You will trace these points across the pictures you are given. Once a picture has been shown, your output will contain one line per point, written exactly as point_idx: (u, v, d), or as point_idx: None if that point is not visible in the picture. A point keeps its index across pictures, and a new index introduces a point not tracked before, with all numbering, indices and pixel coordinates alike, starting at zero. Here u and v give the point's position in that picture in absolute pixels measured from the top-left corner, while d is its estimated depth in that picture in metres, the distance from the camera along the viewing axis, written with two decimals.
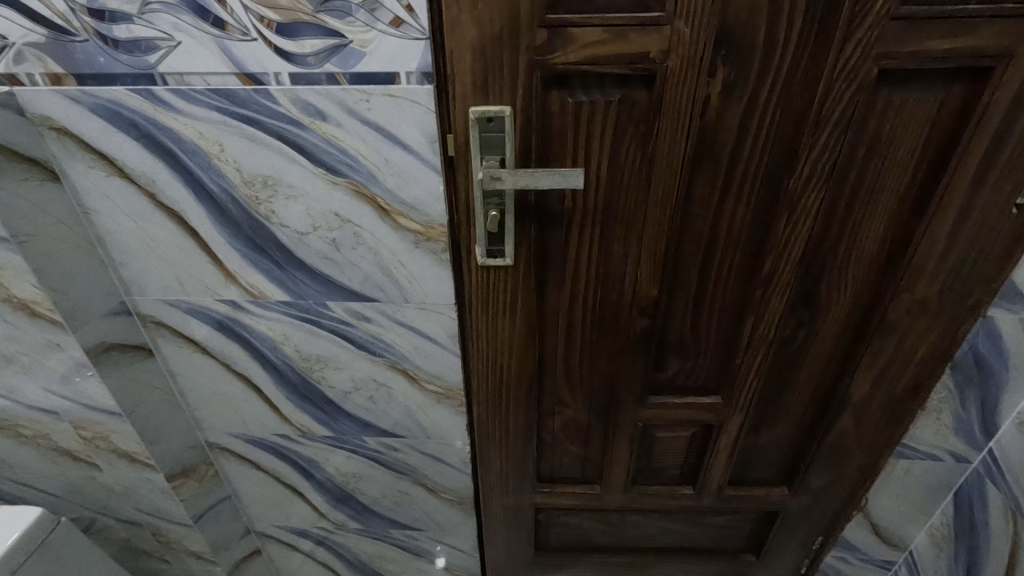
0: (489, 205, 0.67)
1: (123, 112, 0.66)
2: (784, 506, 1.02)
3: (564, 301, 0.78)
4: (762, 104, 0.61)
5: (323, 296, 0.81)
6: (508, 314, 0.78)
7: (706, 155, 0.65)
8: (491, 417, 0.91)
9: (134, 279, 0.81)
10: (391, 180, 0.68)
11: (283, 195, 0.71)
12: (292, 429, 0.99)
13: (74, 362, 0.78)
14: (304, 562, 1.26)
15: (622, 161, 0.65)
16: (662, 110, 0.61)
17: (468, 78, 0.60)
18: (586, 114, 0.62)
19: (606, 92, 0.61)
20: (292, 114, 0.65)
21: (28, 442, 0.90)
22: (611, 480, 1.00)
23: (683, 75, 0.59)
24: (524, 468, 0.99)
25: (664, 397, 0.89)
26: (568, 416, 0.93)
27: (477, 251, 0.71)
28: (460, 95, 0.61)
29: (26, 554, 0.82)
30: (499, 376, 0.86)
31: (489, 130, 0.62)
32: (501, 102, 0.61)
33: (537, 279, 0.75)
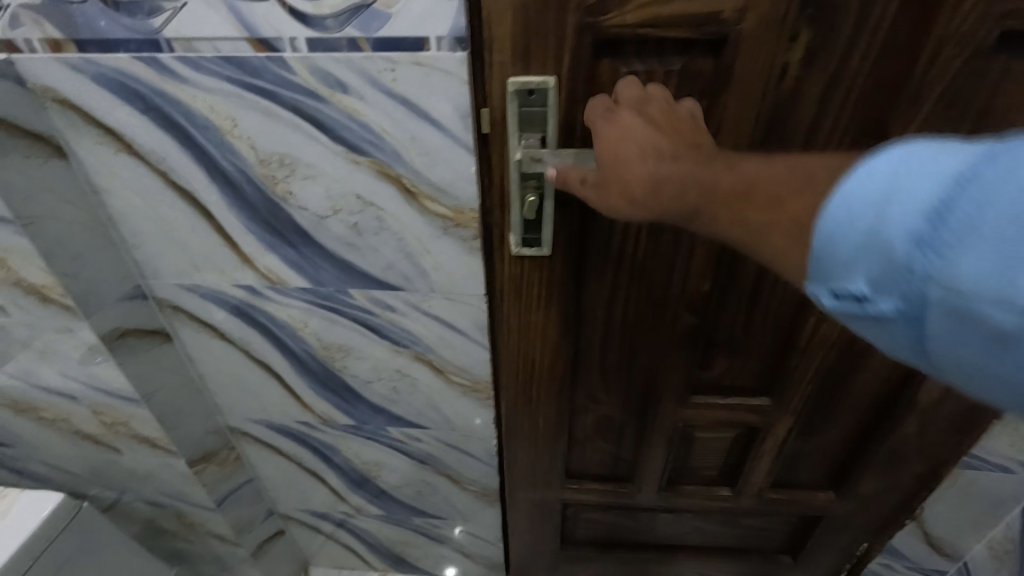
0: (526, 188, 0.60)
1: (128, 82, 0.61)
2: (827, 511, 0.96)
3: (603, 296, 0.71)
4: (852, 75, 0.52)
5: (343, 284, 0.75)
6: (542, 307, 0.72)
7: (778, 136, 0.56)
8: (520, 414, 0.87)
9: (148, 262, 0.77)
10: (418, 160, 0.62)
11: (301, 175, 0.65)
12: (313, 417, 0.96)
13: (88, 348, 0.75)
14: (326, 541, 1.26)
15: None
16: (731, 82, 0.53)
17: (507, 45, 0.53)
18: (641, 86, 0.54)
19: (665, 61, 0.53)
20: (310, 85, 0.58)
21: (49, 424, 0.88)
22: (644, 479, 0.95)
23: (759, 40, 0.51)
24: (553, 465, 0.94)
25: (707, 396, 0.82)
26: (601, 413, 0.87)
27: (511, 240, 0.65)
28: (498, 64, 0.54)
29: (49, 539, 0.81)
30: (530, 371, 0.80)
31: (530, 104, 0.56)
32: (543, 73, 0.54)
33: (575, 271, 0.69)
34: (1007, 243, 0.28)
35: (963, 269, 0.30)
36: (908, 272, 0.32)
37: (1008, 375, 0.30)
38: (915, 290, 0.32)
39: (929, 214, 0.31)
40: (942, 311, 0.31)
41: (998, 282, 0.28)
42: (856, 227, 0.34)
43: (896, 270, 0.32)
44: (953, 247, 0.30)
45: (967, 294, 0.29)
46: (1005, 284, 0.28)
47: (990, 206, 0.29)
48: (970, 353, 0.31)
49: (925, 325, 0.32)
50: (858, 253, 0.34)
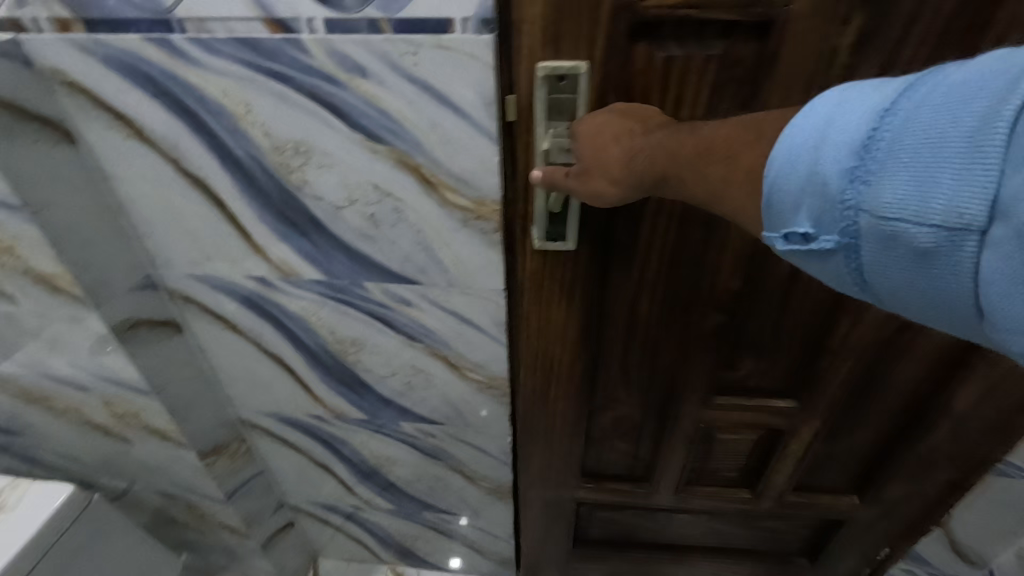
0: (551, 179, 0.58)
1: (138, 65, 0.58)
2: (851, 516, 0.94)
3: (628, 292, 0.69)
4: (907, 62, 0.48)
5: (358, 276, 0.73)
6: (564, 304, 0.70)
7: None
8: (537, 412, 0.84)
9: (160, 252, 0.75)
10: (438, 149, 0.59)
11: (316, 164, 0.63)
12: (325, 410, 0.94)
13: (98, 338, 0.74)
14: (336, 533, 1.25)
15: None
16: (776, 69, 0.50)
17: (537, 26, 0.50)
18: (677, 72, 0.51)
19: (704, 45, 0.50)
20: (328, 70, 0.56)
21: (60, 414, 0.87)
22: (661, 480, 0.93)
23: (807, 23, 0.47)
24: (569, 464, 0.92)
25: (731, 398, 0.79)
26: (619, 413, 0.85)
27: (534, 234, 0.63)
28: (526, 47, 0.52)
29: (58, 533, 0.80)
30: (548, 368, 0.78)
31: (559, 91, 0.53)
32: (574, 58, 0.51)
33: (600, 267, 0.66)
34: (916, 161, 0.31)
35: (887, 192, 0.32)
36: (843, 203, 0.34)
37: (935, 287, 0.32)
38: (849, 220, 0.34)
39: (856, 146, 0.34)
40: (877, 235, 0.33)
41: (915, 197, 0.31)
42: (800, 167, 0.36)
43: (835, 203, 0.35)
44: (876, 173, 0.33)
45: (890, 216, 0.32)
46: (920, 199, 0.31)
47: (900, 132, 0.32)
48: (905, 272, 0.33)
49: (866, 254, 0.34)
50: (802, 193, 0.36)
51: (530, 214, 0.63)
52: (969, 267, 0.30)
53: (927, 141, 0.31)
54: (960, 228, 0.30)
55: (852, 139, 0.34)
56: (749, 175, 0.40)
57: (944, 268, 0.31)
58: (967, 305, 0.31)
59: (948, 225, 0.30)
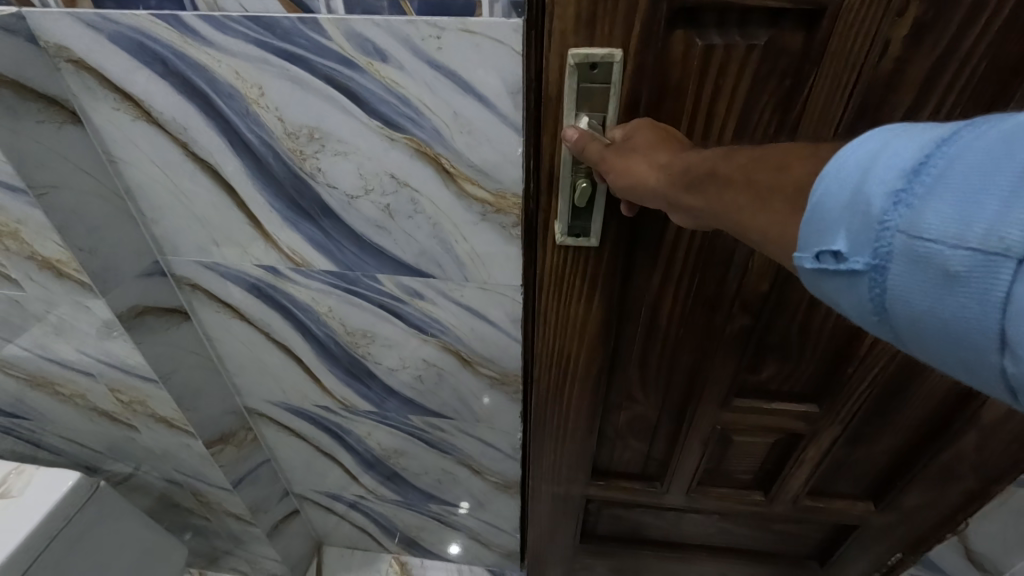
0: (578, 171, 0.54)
1: (147, 43, 0.55)
2: (865, 520, 0.94)
3: (652, 291, 0.66)
4: (967, 59, 0.45)
5: (371, 268, 0.71)
6: (582, 302, 0.67)
7: (869, 124, 0.50)
8: (549, 413, 0.82)
9: (167, 238, 0.73)
10: (459, 138, 0.57)
11: (330, 151, 0.60)
12: (333, 401, 0.93)
13: (105, 325, 0.72)
14: (341, 521, 1.25)
15: (752, 128, 0.51)
16: (823, 62, 0.47)
17: (571, 10, 0.46)
18: (718, 64, 0.47)
19: (748, 33, 0.46)
20: (345, 53, 0.53)
21: (66, 400, 0.86)
22: (674, 480, 0.92)
23: (862, 12, 0.44)
24: (581, 463, 0.91)
25: (751, 400, 0.78)
26: (635, 413, 0.83)
27: (556, 228, 0.59)
28: (557, 33, 0.48)
29: (66, 519, 0.79)
30: (563, 368, 0.75)
31: (592, 80, 0.49)
32: (610, 47, 0.48)
33: (623, 265, 0.64)
34: (974, 180, 0.23)
35: (936, 215, 0.24)
36: (879, 222, 0.26)
37: (962, 330, 0.24)
38: (885, 246, 0.26)
39: (910, 160, 0.26)
40: (908, 262, 0.25)
41: (962, 221, 0.24)
42: (838, 176, 0.28)
43: (868, 222, 0.27)
44: (926, 193, 0.25)
45: (935, 244, 0.24)
46: (967, 220, 0.23)
47: (967, 149, 0.24)
48: (927, 309, 0.25)
49: (892, 284, 0.26)
50: (837, 212, 0.28)
51: (552, 209, 0.59)
52: (1003, 305, 0.22)
53: (998, 158, 0.23)
54: (1009, 260, 0.22)
55: (907, 153, 0.26)
56: (788, 189, 0.32)
57: (973, 307, 0.23)
58: (991, 354, 0.23)
59: (992, 255, 0.22)
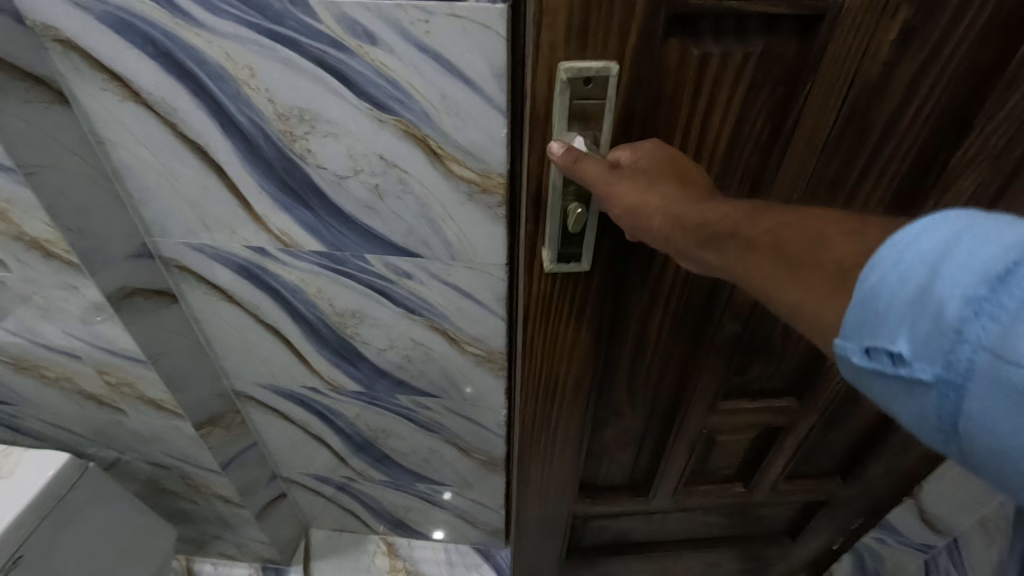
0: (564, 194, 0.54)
1: (137, 23, 0.56)
2: (834, 495, 1.00)
3: (643, 306, 0.68)
4: (948, 59, 0.48)
5: (361, 249, 0.73)
6: (571, 326, 0.67)
7: (859, 124, 0.52)
8: (541, 434, 0.81)
9: (155, 219, 0.73)
10: (447, 120, 0.59)
11: (321, 133, 0.62)
12: (321, 382, 0.95)
13: (93, 306, 0.73)
14: (328, 504, 1.27)
15: (745, 133, 0.52)
16: (820, 65, 0.49)
17: (561, 19, 0.45)
18: (715, 71, 0.48)
19: (745, 41, 0.47)
20: (336, 35, 0.55)
21: (52, 383, 0.86)
22: (662, 486, 0.97)
23: (857, 17, 0.46)
24: (571, 476, 0.91)
25: (735, 401, 0.82)
26: (624, 425, 0.86)
27: (546, 256, 0.59)
28: (548, 44, 0.46)
29: (56, 499, 0.80)
30: (551, 391, 0.75)
31: (585, 95, 0.48)
32: (601, 57, 0.47)
33: (612, 288, 0.65)
34: None
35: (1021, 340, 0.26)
36: (954, 331, 0.28)
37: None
38: (958, 358, 0.28)
39: (985, 275, 0.27)
40: (984, 377, 0.27)
41: None
42: (896, 270, 0.31)
43: (938, 325, 0.29)
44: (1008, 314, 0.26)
45: (1015, 368, 0.26)
46: None
47: None
48: (996, 427, 0.27)
49: (961, 394, 0.28)
50: (900, 311, 0.30)
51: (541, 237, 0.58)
52: None
53: None
54: None
55: (982, 267, 0.28)
56: (841, 270, 0.36)
57: None
58: None
59: None
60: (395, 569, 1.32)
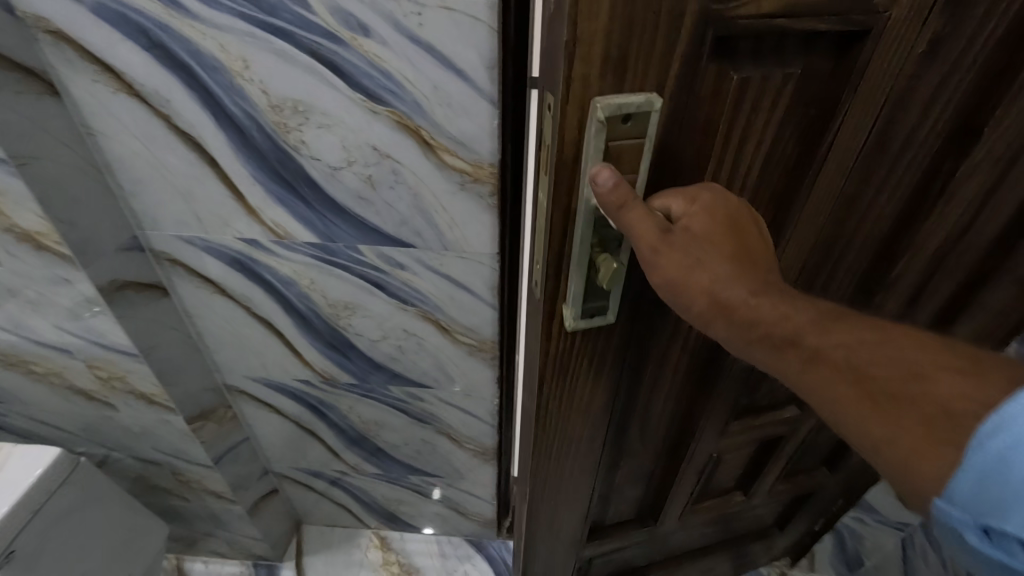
0: (593, 243, 0.44)
1: (131, 15, 0.57)
2: (821, 486, 1.04)
3: (665, 347, 0.62)
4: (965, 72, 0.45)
5: (354, 240, 0.74)
6: (590, 381, 0.57)
7: (883, 146, 0.48)
8: (552, 493, 0.72)
9: (147, 212, 0.74)
10: (439, 111, 0.60)
11: (315, 124, 0.63)
12: (314, 375, 0.95)
13: (85, 299, 0.73)
14: (320, 498, 1.27)
15: (773, 161, 0.45)
16: (858, 89, 0.42)
17: (596, 49, 0.35)
18: (753, 100, 0.40)
19: (783, 63, 0.40)
20: (329, 26, 0.56)
21: (40, 379, 0.86)
22: (670, 512, 0.94)
23: (897, 35, 0.40)
24: (581, 525, 0.82)
25: (744, 421, 0.83)
26: (635, 463, 0.80)
27: (568, 310, 0.48)
28: (579, 76, 0.36)
29: (48, 493, 0.80)
30: (563, 450, 0.65)
31: (624, 133, 0.38)
32: (640, 88, 0.37)
33: (636, 336, 0.57)
34: None
35: None
36: None
37: None
38: None
39: None
40: None
41: None
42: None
43: None
44: None
45: None
46: None
47: None
48: None
49: None
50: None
51: (562, 288, 0.47)
52: None
53: None
54: None
55: None
56: (938, 415, 0.35)
57: None
58: None
59: None
60: (388, 562, 1.33)
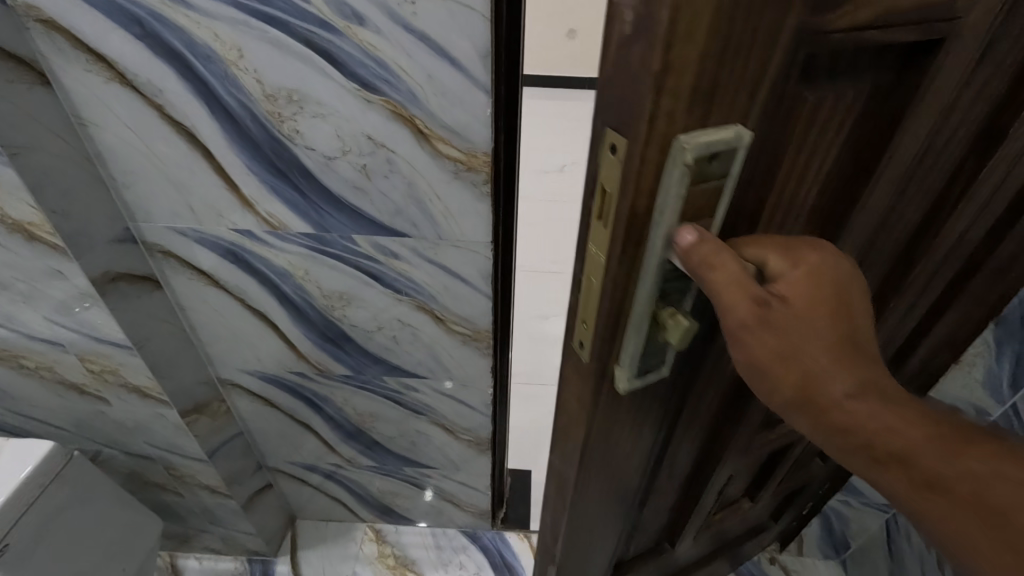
0: (655, 302, 0.40)
1: (124, 4, 0.57)
2: (814, 476, 1.07)
3: (705, 383, 0.59)
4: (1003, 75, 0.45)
5: (349, 230, 0.75)
6: (635, 428, 0.53)
7: (929, 154, 0.47)
8: (583, 537, 0.68)
9: (140, 204, 0.74)
10: (433, 100, 0.61)
11: (310, 113, 0.64)
12: (308, 367, 0.96)
13: (79, 292, 0.72)
14: (314, 492, 1.28)
15: (824, 174, 0.44)
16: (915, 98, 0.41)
17: (688, 80, 0.30)
18: (818, 115, 0.39)
19: (856, 79, 0.39)
20: (324, 16, 0.56)
21: (30, 373, 0.85)
22: (690, 533, 0.91)
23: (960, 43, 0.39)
24: (611, 559, 0.79)
25: (766, 436, 0.81)
26: (663, 493, 0.77)
27: (622, 371, 0.44)
28: (664, 114, 0.31)
29: (42, 486, 0.82)
30: (602, 495, 0.61)
31: (707, 174, 0.34)
32: (724, 120, 0.33)
33: (678, 377, 0.53)
34: None
35: None
36: None
37: None
38: None
39: None
40: None
41: None
42: None
43: None
44: None
45: None
46: None
47: None
48: None
49: None
50: None
51: (615, 348, 0.43)
52: None
53: None
54: None
55: None
56: None
57: None
58: None
59: None
60: (383, 555, 1.33)
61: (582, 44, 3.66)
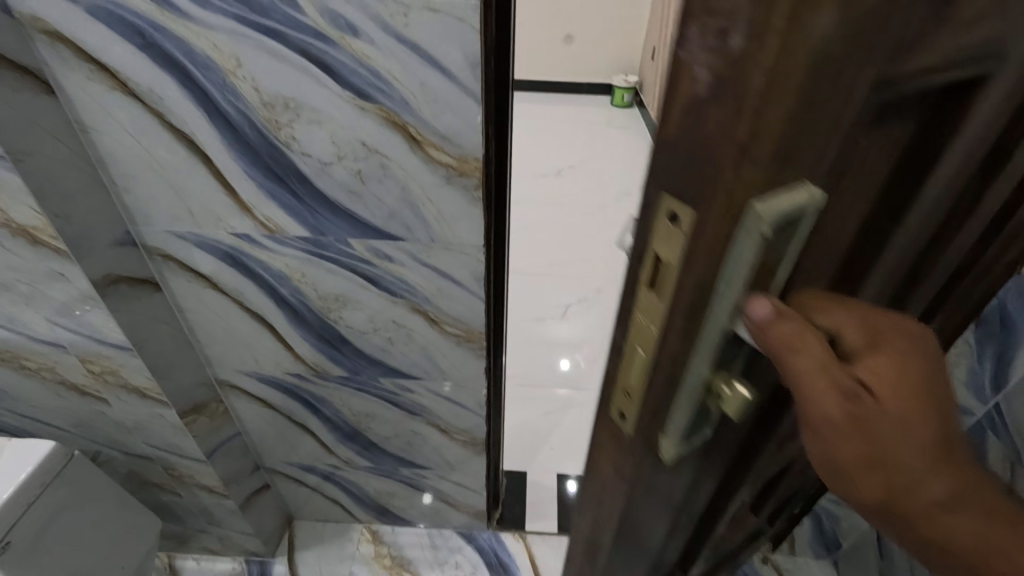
0: (709, 376, 0.36)
1: (126, 16, 0.59)
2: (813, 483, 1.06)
3: (745, 444, 0.53)
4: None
5: (344, 233, 0.76)
6: (673, 491, 0.49)
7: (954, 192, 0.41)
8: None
9: (140, 208, 0.76)
10: (425, 107, 0.63)
11: (306, 120, 0.66)
12: (305, 368, 0.97)
13: (81, 295, 0.74)
14: (311, 492, 1.29)
15: (851, 229, 0.37)
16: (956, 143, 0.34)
17: (761, 144, 0.26)
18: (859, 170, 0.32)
19: (894, 125, 0.31)
20: (319, 27, 0.58)
21: (32, 374, 0.87)
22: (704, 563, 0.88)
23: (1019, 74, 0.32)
24: None
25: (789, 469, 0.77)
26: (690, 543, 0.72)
27: (670, 439, 0.40)
28: (737, 177, 0.27)
29: (42, 487, 0.83)
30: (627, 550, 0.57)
31: (780, 239, 0.29)
32: (797, 181, 0.28)
33: (724, 445, 0.48)
34: None
35: None
36: None
37: None
38: None
39: None
40: None
41: None
42: None
43: None
44: None
45: None
46: None
47: None
48: None
49: None
50: None
51: (662, 411, 0.40)
52: None
53: None
54: None
55: None
56: None
57: None
58: None
59: None
60: (380, 555, 1.34)
61: (579, 49, 3.69)
